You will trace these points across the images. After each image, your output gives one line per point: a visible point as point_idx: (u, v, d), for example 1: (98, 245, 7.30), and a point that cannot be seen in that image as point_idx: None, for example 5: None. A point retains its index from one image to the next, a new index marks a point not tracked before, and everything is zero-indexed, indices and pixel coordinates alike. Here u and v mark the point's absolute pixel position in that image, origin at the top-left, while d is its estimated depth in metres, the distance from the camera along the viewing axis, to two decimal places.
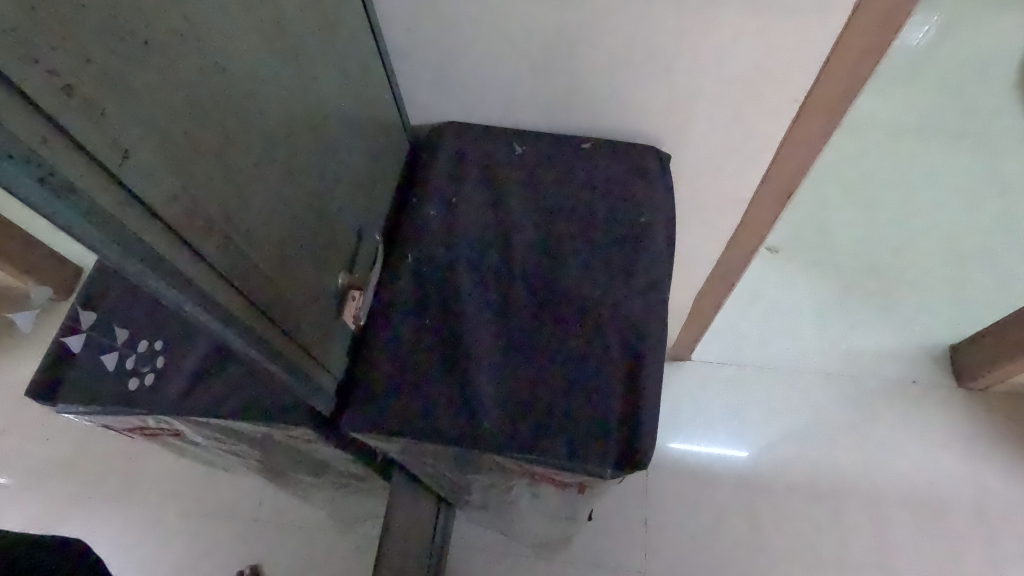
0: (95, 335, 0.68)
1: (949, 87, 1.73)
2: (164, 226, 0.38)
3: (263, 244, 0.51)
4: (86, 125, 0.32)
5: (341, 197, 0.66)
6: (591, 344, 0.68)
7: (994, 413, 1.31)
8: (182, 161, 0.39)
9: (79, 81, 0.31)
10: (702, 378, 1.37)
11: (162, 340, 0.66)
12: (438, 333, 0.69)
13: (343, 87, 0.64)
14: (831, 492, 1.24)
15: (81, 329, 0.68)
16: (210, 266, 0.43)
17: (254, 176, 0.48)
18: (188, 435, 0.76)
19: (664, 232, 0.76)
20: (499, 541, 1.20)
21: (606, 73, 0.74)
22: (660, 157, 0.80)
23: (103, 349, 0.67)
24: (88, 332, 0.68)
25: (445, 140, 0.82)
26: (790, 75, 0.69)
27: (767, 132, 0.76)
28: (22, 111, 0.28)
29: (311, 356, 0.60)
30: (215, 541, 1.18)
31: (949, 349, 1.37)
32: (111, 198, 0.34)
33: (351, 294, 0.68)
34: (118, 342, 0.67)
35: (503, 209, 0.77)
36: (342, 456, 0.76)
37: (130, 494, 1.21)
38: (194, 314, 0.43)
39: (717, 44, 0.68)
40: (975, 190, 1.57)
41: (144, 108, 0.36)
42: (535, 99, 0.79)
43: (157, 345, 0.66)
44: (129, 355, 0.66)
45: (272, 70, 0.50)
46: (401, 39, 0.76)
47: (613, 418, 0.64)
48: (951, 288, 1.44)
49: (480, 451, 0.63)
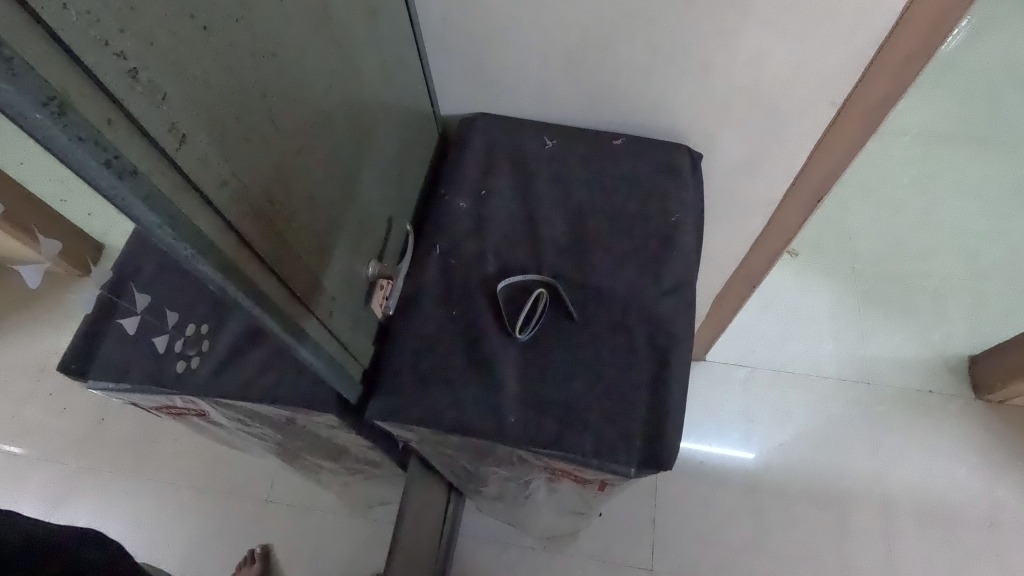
0: (147, 317, 0.68)
1: (980, 93, 1.70)
2: (214, 211, 0.40)
3: (302, 230, 0.52)
4: (148, 108, 0.33)
5: (374, 185, 0.67)
6: (618, 343, 0.68)
7: (1009, 426, 1.29)
8: (233, 145, 0.40)
9: (143, 65, 0.32)
10: (715, 379, 1.36)
11: (210, 325, 0.66)
12: (464, 326, 0.69)
13: (382, 76, 0.64)
14: (840, 499, 1.24)
15: (137, 312, 0.68)
16: (253, 252, 0.45)
17: (297, 163, 0.49)
18: (212, 416, 0.78)
19: (693, 232, 0.75)
20: (506, 532, 1.21)
21: (643, 69, 0.73)
22: (692, 155, 0.79)
23: (154, 332, 0.68)
24: (142, 314, 0.68)
25: (475, 132, 0.82)
26: (833, 75, 0.67)
27: (803, 136, 0.75)
28: (91, 92, 0.30)
29: (342, 343, 0.61)
30: (229, 518, 1.20)
31: (967, 359, 1.36)
32: (168, 182, 0.35)
33: (379, 283, 0.69)
34: (169, 325, 0.67)
35: (533, 203, 0.77)
36: (363, 443, 0.77)
37: (146, 470, 1.23)
38: (236, 298, 0.44)
39: (758, 44, 0.66)
40: (1001, 198, 1.54)
41: (200, 93, 0.37)
42: (568, 93, 0.79)
43: (204, 329, 0.66)
44: (178, 338, 0.67)
45: (319, 57, 0.50)
46: (437, 28, 0.75)
47: (638, 418, 0.64)
48: (974, 298, 1.42)
49: (502, 445, 0.63)
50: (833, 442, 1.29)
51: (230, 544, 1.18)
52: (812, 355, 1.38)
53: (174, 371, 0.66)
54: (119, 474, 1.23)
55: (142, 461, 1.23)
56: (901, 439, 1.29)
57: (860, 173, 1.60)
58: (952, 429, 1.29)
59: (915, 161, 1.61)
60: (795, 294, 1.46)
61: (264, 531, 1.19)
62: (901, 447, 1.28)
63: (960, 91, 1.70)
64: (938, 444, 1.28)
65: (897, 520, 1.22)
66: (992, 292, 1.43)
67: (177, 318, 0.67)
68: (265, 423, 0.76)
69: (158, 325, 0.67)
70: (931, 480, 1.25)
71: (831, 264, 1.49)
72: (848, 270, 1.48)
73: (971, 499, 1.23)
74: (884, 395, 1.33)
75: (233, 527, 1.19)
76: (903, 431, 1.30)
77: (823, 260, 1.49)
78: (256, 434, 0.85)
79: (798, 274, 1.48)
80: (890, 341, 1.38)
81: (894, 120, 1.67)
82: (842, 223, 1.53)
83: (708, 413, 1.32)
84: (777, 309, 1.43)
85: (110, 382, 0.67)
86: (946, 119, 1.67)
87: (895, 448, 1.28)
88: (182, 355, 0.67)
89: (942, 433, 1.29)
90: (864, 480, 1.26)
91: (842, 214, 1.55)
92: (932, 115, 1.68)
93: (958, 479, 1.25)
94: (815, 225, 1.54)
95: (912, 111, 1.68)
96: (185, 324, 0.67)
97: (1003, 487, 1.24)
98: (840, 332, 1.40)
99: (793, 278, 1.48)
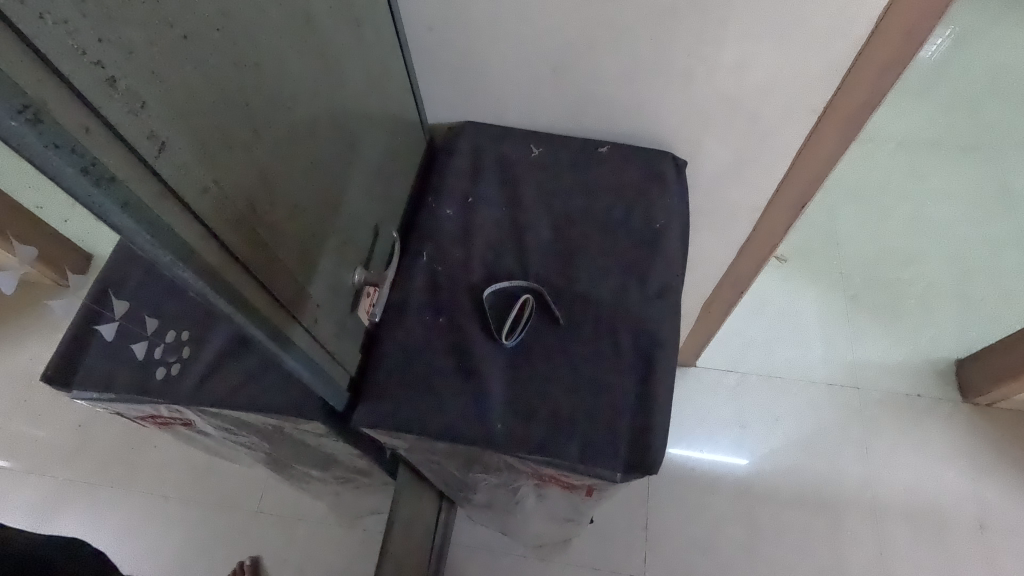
0: (126, 324, 0.68)
1: (963, 101, 1.73)
2: (195, 218, 0.40)
3: (286, 238, 0.52)
4: (126, 116, 0.33)
5: (360, 193, 0.67)
6: (604, 349, 0.68)
7: (997, 429, 1.30)
8: (214, 152, 0.41)
9: (122, 74, 0.33)
10: (706, 385, 1.36)
11: (188, 329, 0.67)
12: (451, 333, 0.69)
13: (367, 85, 0.64)
14: (832, 504, 1.24)
15: (114, 317, 0.69)
16: (236, 259, 0.45)
17: (281, 170, 0.50)
18: (198, 425, 0.77)
19: (678, 238, 0.76)
20: (497, 541, 1.20)
21: (627, 78, 0.74)
22: (676, 162, 0.80)
23: (134, 339, 0.68)
24: (120, 321, 0.69)
25: (462, 140, 0.82)
26: (811, 84, 0.68)
27: (785, 143, 0.76)
28: (67, 100, 0.30)
29: (327, 350, 0.61)
30: (217, 529, 1.18)
31: (954, 363, 1.37)
32: (147, 189, 0.36)
33: (367, 290, 0.69)
34: (148, 331, 0.68)
35: (519, 210, 0.77)
36: (351, 451, 0.77)
37: (133, 482, 1.21)
38: (218, 305, 0.44)
39: (738, 52, 0.68)
40: (984, 204, 1.57)
41: (180, 101, 0.37)
42: (553, 102, 0.80)
43: (183, 335, 0.67)
44: (157, 344, 0.67)
45: (303, 65, 0.51)
46: (423, 38, 0.76)
47: (624, 423, 0.64)
48: (960, 302, 1.44)
49: (488, 451, 0.63)
50: (824, 447, 1.30)
51: (219, 556, 1.17)
52: (802, 360, 1.39)
53: (156, 378, 0.66)
54: (106, 486, 1.21)
55: (130, 473, 1.22)
56: (891, 442, 1.30)
57: (846, 180, 1.62)
58: (941, 433, 1.30)
59: (900, 167, 1.63)
60: (784, 299, 1.47)
61: (253, 542, 1.18)
62: (891, 451, 1.29)
63: (943, 99, 1.73)
64: (927, 448, 1.29)
65: (888, 523, 1.23)
66: (977, 296, 1.44)
67: (155, 325, 0.68)
68: (252, 431, 0.76)
69: (137, 331, 0.68)
70: (921, 484, 1.26)
71: (819, 269, 1.50)
72: (836, 275, 1.49)
73: (960, 502, 1.24)
74: (873, 399, 1.34)
75: (222, 539, 1.18)
76: (893, 434, 1.30)
77: (811, 266, 1.51)
78: (243, 443, 0.85)
79: (787, 280, 1.50)
80: (878, 346, 1.40)
81: (879, 128, 1.70)
82: (829, 229, 1.55)
83: (700, 418, 1.33)
84: (766, 314, 1.45)
85: (93, 392, 0.66)
86: (930, 126, 1.70)
87: (885, 452, 1.29)
88: (162, 362, 0.66)
89: (931, 437, 1.30)
90: (855, 484, 1.26)
91: (829, 221, 1.56)
92: (917, 122, 1.70)
93: (948, 483, 1.26)
94: (803, 231, 1.56)
95: (897, 119, 1.71)
96: (165, 331, 0.68)
97: (992, 489, 1.25)
98: (829, 337, 1.41)
99: (782, 284, 1.49)
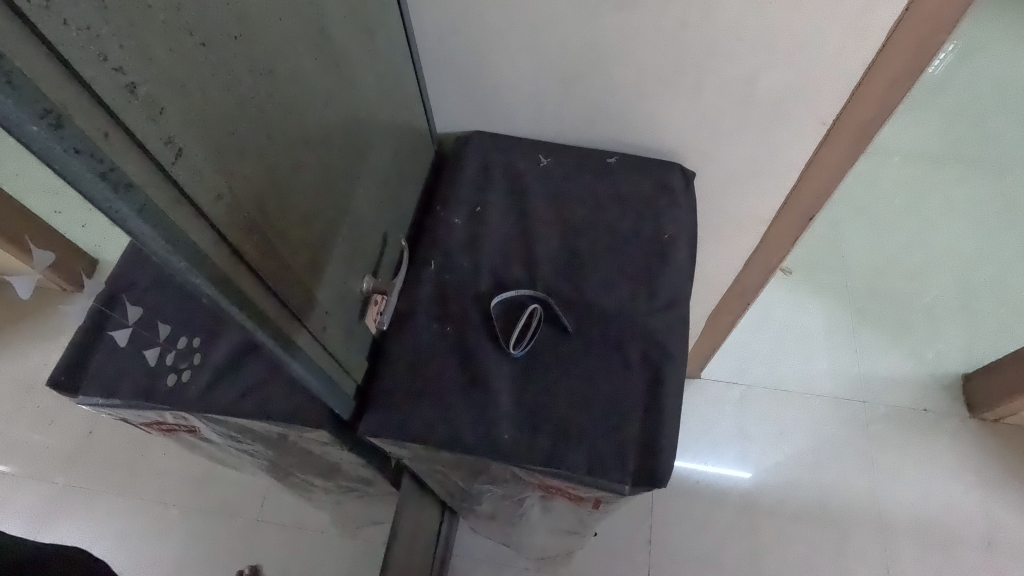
0: (138, 330, 0.67)
1: (966, 116, 1.73)
2: (210, 224, 0.40)
3: (297, 244, 0.52)
4: (145, 122, 0.34)
5: (369, 203, 0.67)
6: (612, 360, 0.68)
7: (1005, 444, 1.29)
8: (229, 160, 0.41)
9: (142, 82, 0.33)
10: (710, 398, 1.36)
11: (199, 338, 0.66)
12: (458, 343, 0.69)
13: (379, 93, 0.65)
14: (838, 519, 1.23)
15: (127, 324, 0.67)
16: (248, 266, 0.45)
17: (292, 177, 0.50)
18: (204, 432, 0.77)
19: (686, 249, 0.76)
20: (499, 552, 1.19)
21: (636, 90, 0.74)
22: (684, 173, 0.80)
23: (144, 344, 0.67)
24: (133, 326, 0.67)
25: (471, 150, 0.83)
26: (823, 95, 0.68)
27: (795, 155, 0.76)
28: (88, 106, 0.30)
29: (334, 357, 0.60)
30: (216, 539, 1.18)
31: (961, 377, 1.36)
32: (163, 195, 0.36)
33: (374, 298, 0.69)
34: (159, 338, 0.67)
35: (527, 220, 0.77)
36: (356, 460, 0.76)
37: (131, 491, 1.20)
38: (228, 309, 0.44)
39: (748, 64, 0.68)
40: (989, 218, 1.56)
41: (197, 108, 0.37)
42: (562, 113, 0.80)
43: (194, 342, 0.66)
44: (168, 351, 0.66)
45: (317, 73, 0.51)
46: (435, 48, 0.76)
47: (632, 434, 0.64)
48: (966, 316, 1.43)
49: (495, 462, 0.63)
50: (831, 460, 1.28)
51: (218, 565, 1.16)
52: (807, 372, 1.38)
53: (164, 385, 0.66)
54: (105, 493, 1.19)
55: (128, 480, 1.20)
56: (897, 456, 1.28)
57: (851, 194, 1.62)
58: (948, 448, 1.29)
59: (905, 181, 1.64)
60: (789, 312, 1.46)
61: (253, 550, 1.17)
62: (898, 465, 1.28)
63: (948, 114, 1.74)
64: (934, 462, 1.28)
65: (895, 538, 1.21)
66: (983, 310, 1.44)
67: (167, 331, 0.66)
68: (257, 439, 0.76)
69: (147, 336, 0.67)
70: (928, 498, 1.24)
71: (824, 282, 1.50)
72: (841, 289, 1.49)
73: (969, 518, 1.23)
74: (879, 413, 1.33)
75: (220, 549, 1.17)
76: (899, 448, 1.29)
77: (816, 278, 1.50)
78: (246, 451, 0.84)
79: (791, 292, 1.49)
80: (883, 360, 1.39)
81: (884, 142, 1.70)
82: (834, 241, 1.55)
83: (704, 430, 1.32)
84: (771, 327, 1.44)
85: (97, 398, 0.66)
86: (936, 141, 1.70)
87: (892, 466, 1.28)
88: (173, 368, 0.66)
89: (938, 450, 1.29)
90: (861, 499, 1.25)
91: (834, 234, 1.56)
92: (922, 137, 1.71)
93: (956, 498, 1.24)
94: (808, 243, 1.55)
95: (902, 133, 1.71)
96: (176, 337, 0.66)
97: (1001, 506, 1.24)
98: (834, 351, 1.40)
99: (786, 296, 1.49)
